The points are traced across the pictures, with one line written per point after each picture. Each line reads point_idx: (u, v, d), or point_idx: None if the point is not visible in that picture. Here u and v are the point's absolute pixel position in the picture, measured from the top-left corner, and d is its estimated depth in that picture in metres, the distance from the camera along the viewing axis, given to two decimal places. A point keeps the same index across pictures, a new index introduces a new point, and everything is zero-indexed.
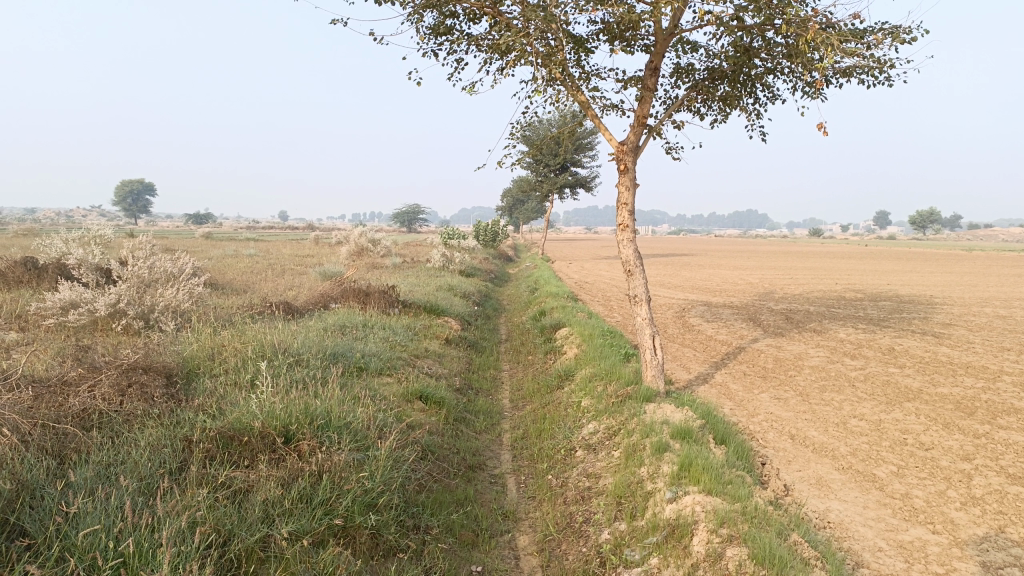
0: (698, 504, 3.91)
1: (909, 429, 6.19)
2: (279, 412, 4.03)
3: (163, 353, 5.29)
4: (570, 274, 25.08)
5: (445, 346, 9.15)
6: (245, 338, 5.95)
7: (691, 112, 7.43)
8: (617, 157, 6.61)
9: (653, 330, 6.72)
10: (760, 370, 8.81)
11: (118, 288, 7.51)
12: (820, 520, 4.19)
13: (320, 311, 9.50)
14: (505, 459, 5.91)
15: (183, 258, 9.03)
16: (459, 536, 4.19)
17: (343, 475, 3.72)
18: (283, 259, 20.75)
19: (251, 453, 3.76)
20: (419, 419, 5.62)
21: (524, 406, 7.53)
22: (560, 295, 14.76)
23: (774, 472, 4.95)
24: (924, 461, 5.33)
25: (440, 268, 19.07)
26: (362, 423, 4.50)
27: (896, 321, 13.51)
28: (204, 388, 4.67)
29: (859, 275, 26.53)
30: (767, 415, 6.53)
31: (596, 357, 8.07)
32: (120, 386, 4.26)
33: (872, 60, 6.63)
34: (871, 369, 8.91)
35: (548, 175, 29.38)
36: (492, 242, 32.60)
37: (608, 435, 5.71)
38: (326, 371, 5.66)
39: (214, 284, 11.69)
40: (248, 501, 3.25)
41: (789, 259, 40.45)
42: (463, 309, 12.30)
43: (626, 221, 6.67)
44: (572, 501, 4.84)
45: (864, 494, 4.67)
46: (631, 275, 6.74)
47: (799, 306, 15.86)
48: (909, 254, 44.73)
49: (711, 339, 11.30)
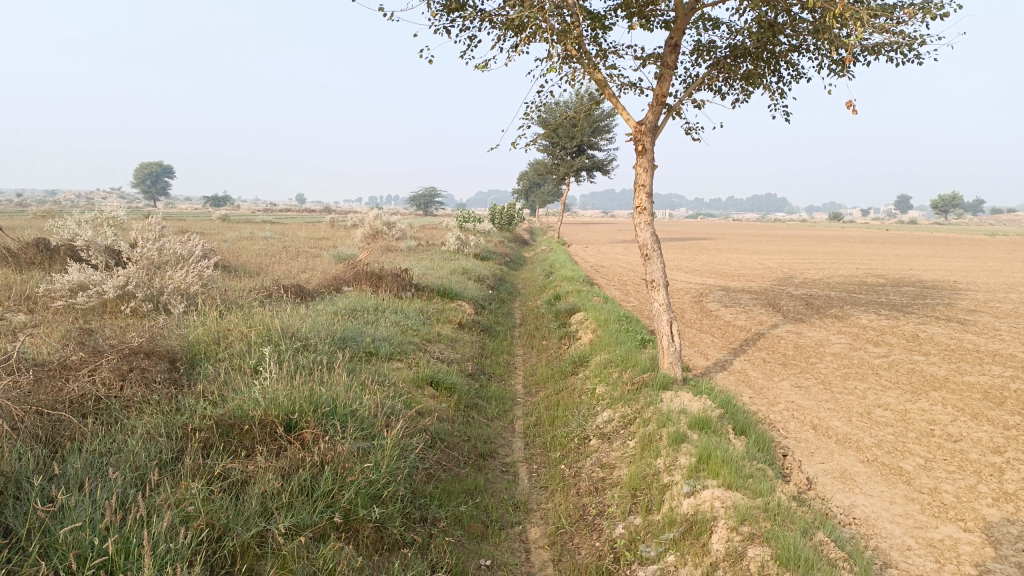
0: (717, 499, 3.73)
1: (936, 420, 5.97)
2: (281, 398, 3.89)
3: (168, 337, 5.17)
4: (586, 258, 24.88)
5: (458, 330, 9.00)
6: (251, 322, 5.81)
7: (712, 91, 7.18)
8: (635, 137, 6.38)
9: (671, 316, 6.51)
10: (780, 357, 8.59)
11: (127, 270, 7.40)
12: (845, 516, 4.01)
13: (332, 294, 9.38)
14: (517, 447, 5.75)
15: (193, 240, 8.90)
16: (467, 528, 4.04)
17: (347, 465, 3.57)
18: (298, 242, 20.64)
19: (251, 442, 3.63)
20: (428, 405, 5.48)
21: (538, 393, 7.37)
22: (575, 279, 14.55)
23: (796, 464, 4.76)
24: (953, 454, 5.12)
25: (455, 251, 18.90)
26: (369, 411, 4.36)
27: (920, 307, 13.19)
28: (207, 374, 4.54)
29: (881, 260, 26.10)
30: (788, 404, 6.34)
31: (612, 343, 7.89)
32: (120, 370, 4.14)
33: (903, 36, 6.35)
34: (895, 357, 8.66)
35: (566, 158, 29.03)
36: (508, 225, 32.38)
37: (623, 424, 5.54)
38: (334, 357, 5.52)
39: (225, 266, 11.58)
40: (245, 494, 3.11)
41: (810, 243, 39.93)
42: (477, 293, 12.14)
43: (644, 203, 6.45)
44: (586, 492, 4.68)
45: (891, 489, 4.48)
46: (649, 258, 6.53)
47: (820, 291, 15.56)
48: (933, 240, 44.00)
49: (729, 325, 11.06)
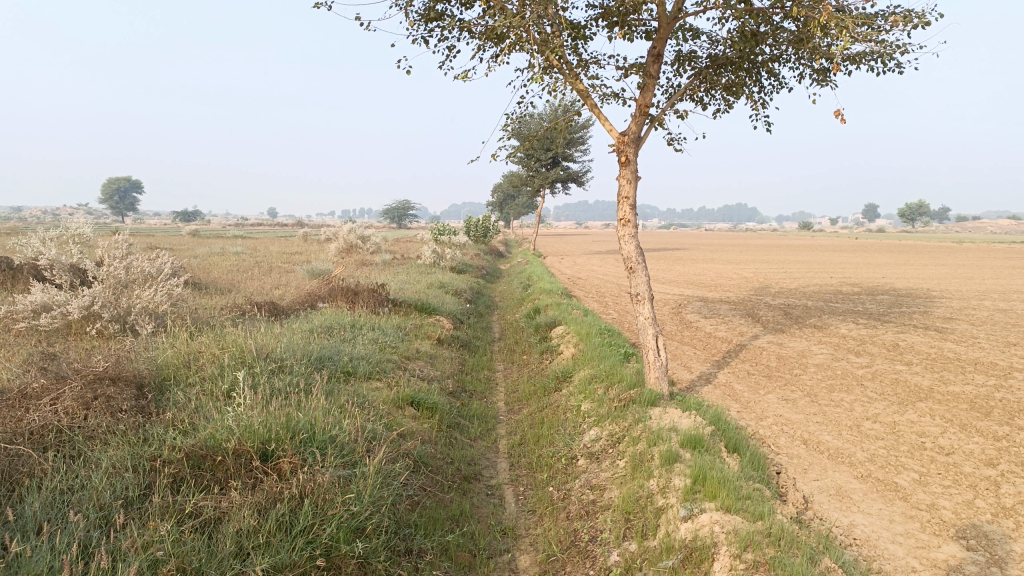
0: (716, 524, 3.58)
1: (926, 432, 5.89)
2: (256, 426, 3.68)
3: (136, 360, 4.92)
4: (562, 270, 24.79)
5: (437, 346, 8.81)
6: (223, 343, 5.57)
7: (693, 101, 7.09)
8: (617, 148, 6.25)
9: (657, 330, 6.36)
10: (764, 368, 8.50)
11: (93, 290, 7.12)
12: (846, 537, 3.88)
13: (307, 311, 9.14)
14: (502, 468, 5.57)
15: (162, 257, 8.62)
16: (454, 558, 3.86)
17: (327, 497, 3.37)
18: (271, 257, 20.29)
19: (225, 475, 3.41)
20: (410, 427, 5.29)
21: (521, 410, 7.19)
22: (553, 291, 14.41)
23: (791, 482, 4.63)
24: (947, 468, 5.03)
25: (431, 265, 18.71)
26: (349, 436, 4.16)
27: (897, 315, 13.21)
28: (177, 401, 4.31)
29: (853, 268, 26.29)
30: (776, 418, 6.22)
31: (595, 357, 7.74)
32: (83, 399, 3.90)
33: (884, 45, 6.32)
34: (879, 367, 8.60)
35: (540, 170, 28.99)
36: (484, 238, 32.23)
37: (611, 443, 5.39)
38: (311, 378, 5.30)
39: (195, 283, 11.27)
40: (219, 532, 2.91)
41: (781, 252, 40.36)
42: (455, 308, 11.94)
43: (628, 215, 6.32)
44: (576, 516, 4.51)
45: (889, 506, 4.36)
46: (634, 272, 6.39)
47: (797, 301, 15.58)
48: (902, 248, 44.55)
49: (710, 337, 10.97)
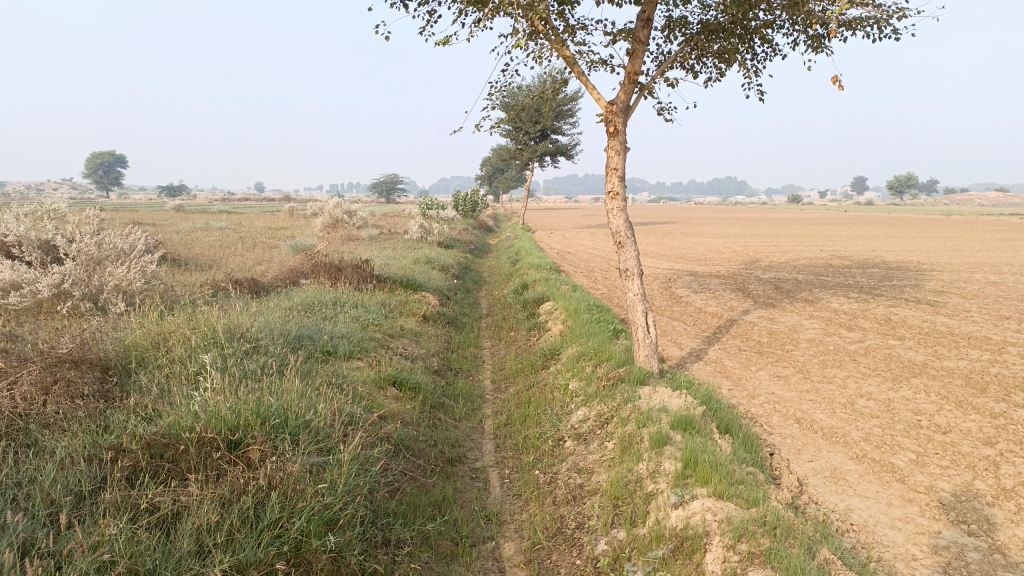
0: (709, 512, 3.42)
1: (922, 409, 5.75)
2: (223, 412, 3.48)
3: (102, 341, 4.70)
4: (551, 244, 24.59)
5: (422, 324, 8.60)
6: (196, 323, 5.35)
7: (684, 70, 6.83)
8: (606, 118, 6.00)
9: (647, 306, 6.17)
10: (755, 344, 8.35)
11: (64, 267, 6.87)
12: (842, 523, 3.74)
13: (289, 288, 8.91)
14: (487, 450, 5.38)
15: (136, 233, 8.34)
16: (435, 548, 3.70)
17: (298, 487, 3.18)
18: (256, 232, 19.93)
19: (189, 466, 3.20)
20: (391, 408, 5.10)
21: (507, 389, 7.02)
22: (541, 267, 14.18)
23: (785, 465, 4.48)
24: (944, 447, 4.89)
25: (418, 240, 18.43)
26: (325, 421, 3.97)
27: (889, 289, 13.08)
28: (143, 384, 4.08)
29: (843, 242, 26.13)
30: (768, 396, 6.07)
31: (584, 334, 7.56)
32: (43, 384, 3.68)
33: (882, 8, 6.08)
34: (872, 342, 8.46)
35: (529, 143, 28.63)
36: (472, 212, 31.89)
37: (600, 424, 5.22)
38: (286, 359, 5.10)
39: (174, 260, 10.98)
40: (177, 529, 2.71)
41: (770, 226, 40.20)
42: (442, 283, 11.70)
43: (617, 187, 6.10)
44: (562, 501, 4.34)
45: (886, 489, 4.21)
46: (623, 247, 6.19)
47: (788, 275, 15.43)
48: (891, 220, 44.46)
49: (700, 312, 10.81)
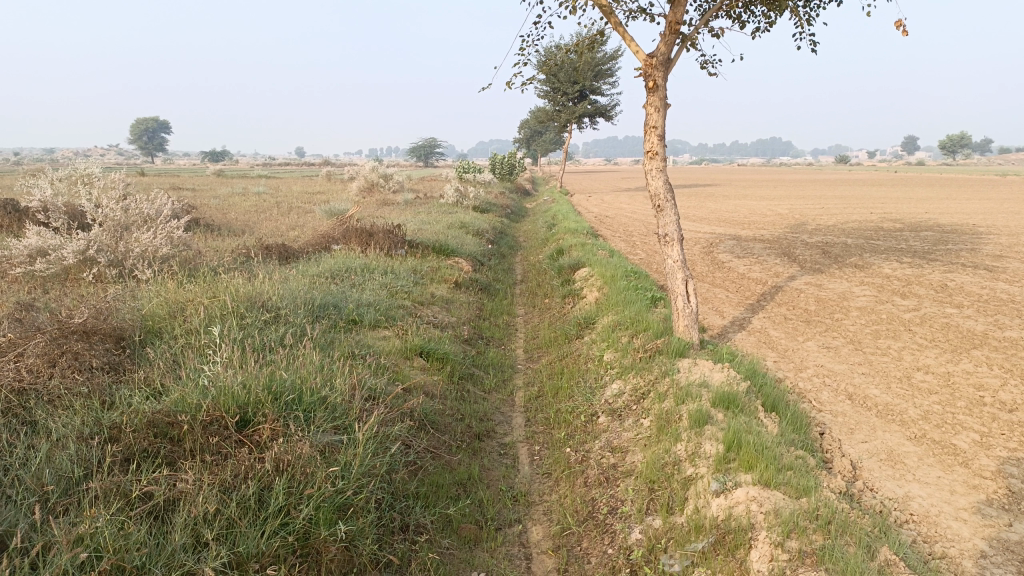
0: (754, 502, 3.12)
1: (985, 384, 5.34)
2: (233, 388, 3.27)
3: (118, 311, 4.52)
4: (589, 208, 24.15)
5: (454, 291, 8.35)
6: (214, 290, 5.15)
7: (730, 18, 6.35)
8: (645, 72, 5.60)
9: (687, 273, 5.82)
10: (801, 312, 7.94)
11: (89, 233, 6.75)
12: (901, 513, 3.42)
13: (319, 254, 8.69)
14: (517, 424, 5.13)
15: (162, 197, 8.18)
16: (458, 532, 3.47)
17: (308, 470, 2.96)
18: (292, 198, 19.79)
19: (193, 447, 3.00)
20: (417, 381, 4.87)
21: (540, 358, 6.76)
22: (578, 231, 13.80)
23: (836, 447, 4.15)
24: (1011, 427, 4.50)
25: (453, 205, 18.10)
26: (342, 396, 3.75)
27: (943, 253, 12.43)
28: (155, 358, 3.90)
29: (893, 203, 25.03)
30: (817, 369, 5.70)
31: (620, 302, 7.24)
32: (50, 356, 3.50)
33: None
34: (927, 310, 7.99)
35: (567, 104, 27.98)
36: (509, 175, 31.40)
37: (635, 399, 4.94)
38: (306, 329, 4.88)
39: (205, 224, 10.84)
40: (172, 520, 2.52)
41: (815, 188, 39.04)
42: (475, 248, 11.42)
43: (656, 146, 5.71)
44: (595, 483, 4.08)
45: (948, 473, 3.86)
46: (662, 210, 5.82)
47: (836, 238, 14.80)
48: (945, 181, 42.83)
49: (744, 278, 10.37)
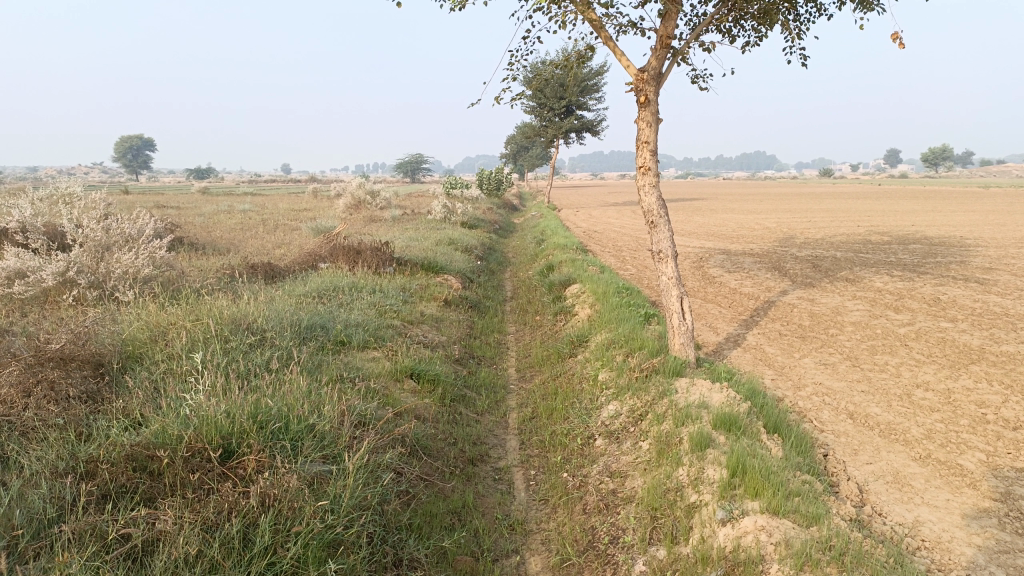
0: (762, 531, 3.00)
1: (985, 401, 5.24)
2: (216, 417, 3.12)
3: (97, 335, 4.36)
4: (577, 223, 24.09)
5: (444, 309, 8.21)
6: (198, 313, 4.99)
7: (720, 32, 6.29)
8: (636, 87, 5.51)
9: (682, 291, 5.71)
10: (796, 328, 7.85)
11: (69, 254, 6.57)
12: (912, 539, 3.30)
13: (306, 273, 8.54)
14: (511, 447, 4.99)
15: (145, 216, 8.01)
16: (453, 564, 3.32)
17: (296, 505, 2.81)
18: (279, 215, 19.63)
19: (174, 481, 2.85)
20: (407, 404, 4.72)
21: (533, 378, 6.62)
22: (568, 247, 13.71)
23: (841, 470, 4.03)
24: (1017, 446, 4.40)
25: (442, 221, 17.98)
26: (331, 423, 3.60)
27: (933, 266, 12.41)
28: (134, 386, 3.73)
29: (880, 216, 25.11)
30: (816, 388, 5.60)
31: (613, 319, 7.12)
32: (24, 386, 3.34)
33: None
34: (922, 324, 7.92)
35: (554, 119, 28.00)
36: (497, 190, 31.35)
37: (633, 420, 4.81)
38: (293, 352, 4.73)
39: (190, 244, 10.67)
40: (152, 563, 2.36)
41: (801, 201, 39.22)
42: (465, 265, 11.29)
43: (649, 162, 5.60)
44: (594, 509, 3.94)
45: (957, 496, 3.75)
46: (656, 226, 5.71)
47: (825, 252, 14.78)
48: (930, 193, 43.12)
49: (735, 293, 10.29)
